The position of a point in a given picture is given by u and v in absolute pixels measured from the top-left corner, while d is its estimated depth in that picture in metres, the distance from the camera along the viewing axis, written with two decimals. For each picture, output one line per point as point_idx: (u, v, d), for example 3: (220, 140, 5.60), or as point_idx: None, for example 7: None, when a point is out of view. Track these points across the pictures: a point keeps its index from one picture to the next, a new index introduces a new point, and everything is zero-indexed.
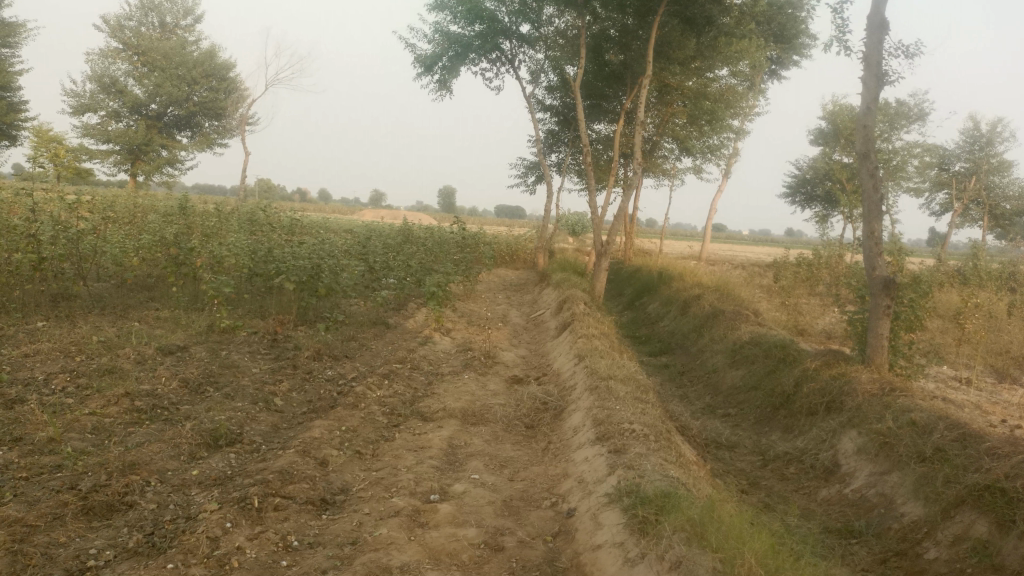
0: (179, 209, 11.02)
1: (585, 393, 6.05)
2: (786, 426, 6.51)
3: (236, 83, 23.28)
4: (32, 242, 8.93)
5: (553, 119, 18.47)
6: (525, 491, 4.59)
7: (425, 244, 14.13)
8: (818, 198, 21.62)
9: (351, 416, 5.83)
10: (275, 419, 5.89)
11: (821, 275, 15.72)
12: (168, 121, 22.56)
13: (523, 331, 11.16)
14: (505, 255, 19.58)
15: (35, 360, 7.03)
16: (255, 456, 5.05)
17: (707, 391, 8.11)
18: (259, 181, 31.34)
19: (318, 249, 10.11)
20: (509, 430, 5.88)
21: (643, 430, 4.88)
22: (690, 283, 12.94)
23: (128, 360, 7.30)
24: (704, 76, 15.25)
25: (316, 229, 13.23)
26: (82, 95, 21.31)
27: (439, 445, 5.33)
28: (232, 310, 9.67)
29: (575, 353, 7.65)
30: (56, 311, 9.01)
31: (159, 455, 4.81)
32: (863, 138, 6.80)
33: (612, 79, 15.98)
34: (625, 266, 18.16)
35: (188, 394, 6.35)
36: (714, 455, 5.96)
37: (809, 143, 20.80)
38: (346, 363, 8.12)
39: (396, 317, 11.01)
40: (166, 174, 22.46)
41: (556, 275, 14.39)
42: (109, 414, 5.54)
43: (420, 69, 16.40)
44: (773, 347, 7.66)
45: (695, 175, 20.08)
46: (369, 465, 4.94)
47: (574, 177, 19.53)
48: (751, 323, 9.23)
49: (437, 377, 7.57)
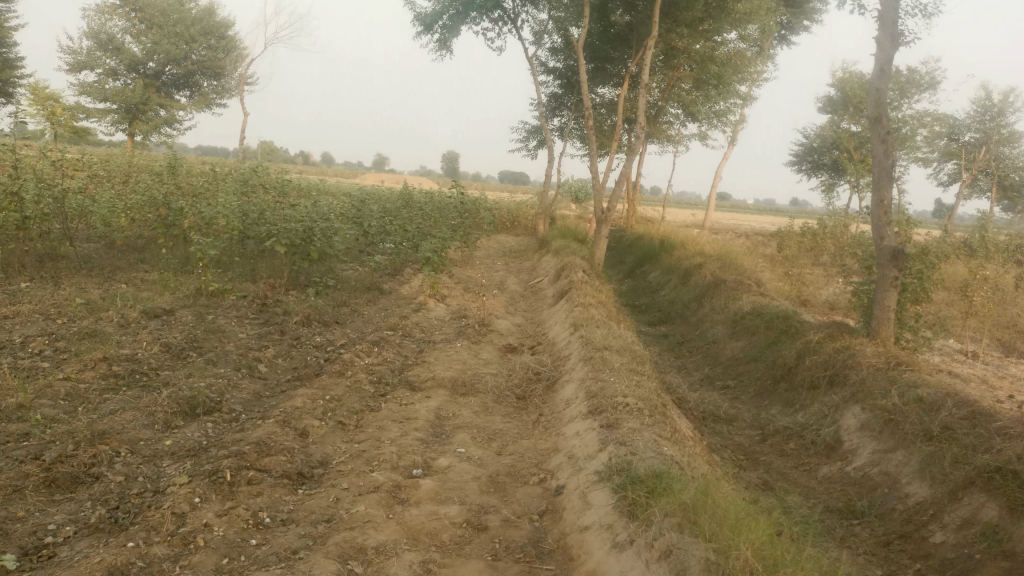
0: (170, 169, 10.74)
1: (579, 364, 5.84)
2: (787, 399, 6.31)
3: (235, 42, 22.78)
4: (16, 201, 8.67)
5: (556, 82, 18.06)
6: (512, 466, 4.39)
7: (423, 208, 13.84)
8: (825, 166, 21.19)
9: (336, 384, 5.62)
10: (257, 387, 5.71)
11: (826, 246, 15.41)
12: (166, 80, 22.11)
13: (520, 299, 10.95)
14: (506, 220, 19.30)
15: (15, 322, 6.83)
16: (234, 426, 4.86)
17: (706, 362, 7.91)
18: (260, 144, 30.90)
19: (311, 212, 9.85)
20: (500, 401, 5.68)
21: (637, 405, 4.67)
22: (692, 251, 12.66)
23: (111, 324, 7.09)
24: (712, 39, 14.71)
25: (312, 192, 12.96)
26: (78, 52, 20.86)
27: (425, 416, 5.13)
28: (222, 273, 9.43)
29: (571, 322, 7.44)
30: (42, 272, 8.79)
31: (132, 423, 4.62)
32: (875, 102, 6.48)
33: (616, 41, 15.54)
34: (627, 233, 17.84)
35: (169, 359, 6.16)
36: (711, 429, 5.77)
37: (817, 111, 20.34)
38: (336, 329, 7.91)
39: (391, 282, 10.76)
40: (164, 134, 22.02)
41: (556, 242, 14.11)
42: (84, 380, 5.35)
43: (419, 28, 16.01)
44: (775, 319, 7.43)
45: (700, 141, 19.70)
46: (351, 437, 4.74)
47: (576, 142, 19.16)
48: (754, 293, 8.99)
49: (429, 345, 7.37)
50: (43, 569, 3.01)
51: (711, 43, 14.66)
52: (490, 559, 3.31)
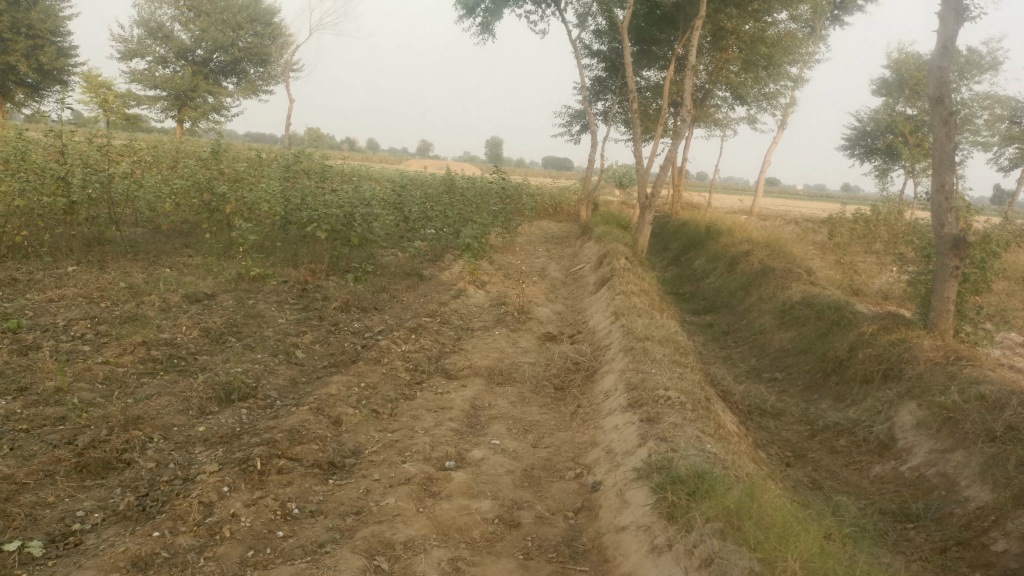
0: (213, 154, 10.78)
1: (620, 355, 5.66)
2: (837, 394, 6.05)
3: (281, 29, 22.84)
4: (63, 185, 8.77)
5: (600, 66, 17.76)
6: (548, 460, 4.25)
7: (465, 194, 13.72)
8: (878, 151, 20.44)
9: (371, 371, 5.55)
10: (293, 373, 5.66)
11: (878, 233, 14.88)
12: (213, 68, 22.33)
13: (561, 286, 10.78)
14: (549, 206, 19.09)
15: (60, 305, 6.90)
16: (268, 413, 4.81)
17: (753, 353, 7.66)
18: (307, 130, 31.21)
19: (352, 197, 9.77)
20: (538, 391, 5.54)
21: (679, 398, 4.48)
22: (740, 238, 12.32)
23: (152, 308, 7.13)
24: (763, 19, 14.22)
25: (353, 177, 12.93)
26: (130, 40, 21.22)
27: (461, 406, 5.01)
28: (263, 258, 9.45)
29: (612, 310, 7.26)
30: (88, 256, 8.91)
31: (166, 409, 4.61)
32: (937, 81, 6.13)
33: (662, 22, 15.15)
34: (672, 220, 17.48)
35: (208, 343, 6.15)
36: (758, 424, 5.56)
37: (871, 93, 19.64)
38: (375, 315, 7.86)
39: (431, 268, 10.68)
40: (212, 121, 22.28)
41: (599, 228, 13.88)
42: (122, 364, 5.36)
43: (462, 11, 15.88)
44: (826, 309, 7.14)
45: (749, 125, 19.20)
46: (385, 426, 4.65)
47: (621, 127, 18.83)
48: (804, 282, 8.68)
49: (467, 332, 7.26)
50: (69, 557, 2.97)
51: (761, 23, 14.31)
52: (521, 558, 3.18)
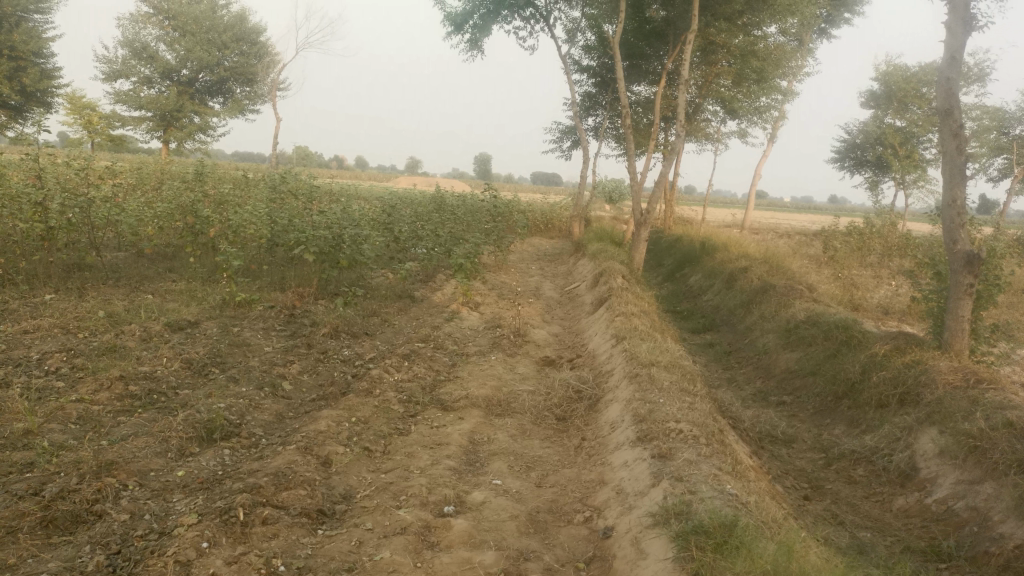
0: (198, 176, 10.49)
1: (624, 383, 5.39)
2: (850, 419, 5.80)
3: (267, 47, 22.65)
4: (40, 211, 8.45)
5: (590, 81, 17.62)
6: (553, 501, 3.96)
7: (455, 212, 13.47)
8: (868, 163, 20.16)
9: (362, 404, 5.25)
10: (280, 408, 5.36)
11: (873, 245, 14.72)
12: (199, 87, 22.06)
13: (556, 306, 10.53)
14: (540, 223, 18.87)
15: (34, 337, 6.58)
16: (253, 453, 4.51)
17: (758, 374, 7.41)
18: (295, 150, 31.00)
19: (341, 217, 9.48)
20: (539, 422, 5.26)
21: (692, 431, 4.22)
22: (736, 253, 12.10)
23: (132, 338, 6.82)
24: (753, 32, 14.04)
25: (342, 197, 12.66)
26: (114, 61, 20.93)
27: (459, 441, 4.73)
28: (249, 281, 9.15)
29: (612, 333, 7.00)
30: (67, 283, 8.58)
31: (144, 451, 4.30)
32: (945, 93, 5.92)
33: (652, 37, 15.00)
34: (665, 235, 17.29)
35: (190, 376, 5.84)
36: (770, 453, 5.31)
37: (860, 106, 19.51)
38: (365, 341, 7.57)
39: (423, 289, 10.41)
40: (198, 141, 21.98)
41: (592, 245, 13.66)
42: (98, 402, 5.05)
43: (450, 28, 15.73)
44: (834, 328, 6.90)
45: (740, 139, 19.08)
46: (378, 466, 4.35)
47: (612, 142, 18.67)
48: (807, 300, 8.45)
49: (462, 358, 6.97)
50: None
51: (750, 38, 14.16)
52: None
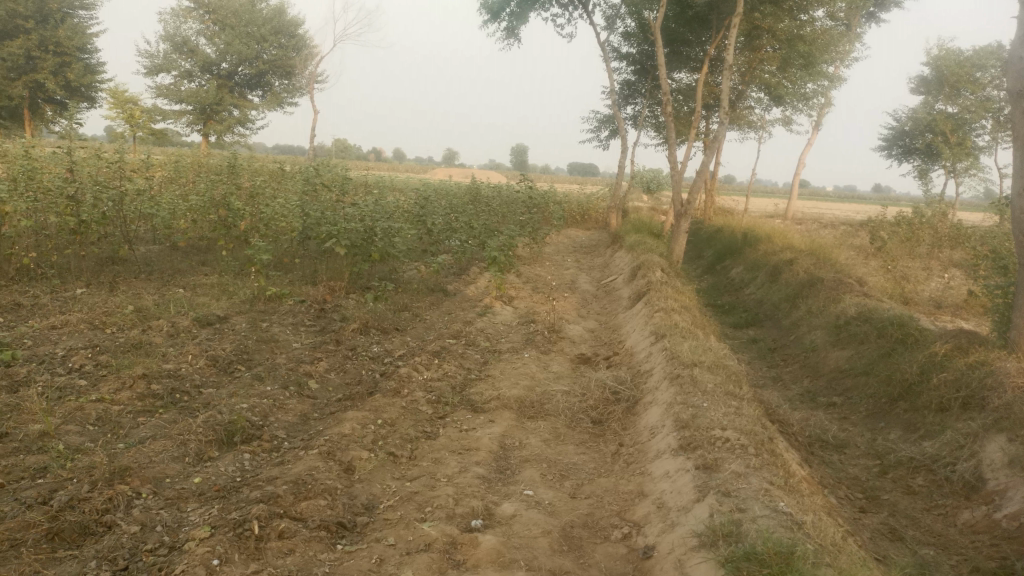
0: (231, 169, 10.37)
1: (665, 385, 5.09)
2: (907, 422, 5.42)
3: (306, 40, 22.58)
4: (72, 204, 8.37)
5: (629, 69, 17.21)
6: (588, 515, 3.69)
7: (490, 203, 13.21)
8: (917, 151, 19.31)
9: (389, 405, 5.02)
10: (305, 408, 5.17)
11: (923, 236, 14.11)
12: (238, 81, 22.09)
13: (593, 300, 10.23)
14: (576, 214, 18.55)
15: (62, 333, 6.48)
16: (274, 458, 4.32)
17: (806, 373, 7.03)
18: (333, 143, 31.02)
19: (373, 209, 9.25)
20: (573, 425, 4.98)
21: (740, 440, 3.92)
22: (780, 245, 11.62)
23: (159, 334, 6.69)
24: (798, 17, 13.50)
25: (377, 189, 12.47)
26: (156, 55, 21.05)
27: (488, 447, 4.47)
28: (279, 276, 9.01)
29: (652, 329, 6.69)
30: (99, 277, 8.49)
31: (160, 456, 4.13)
32: (1016, 73, 5.47)
33: (694, 22, 14.52)
34: (705, 226, 16.83)
35: (215, 374, 5.69)
36: (821, 460, 4.97)
37: (909, 91, 18.78)
38: (395, 337, 7.36)
39: (456, 283, 10.19)
40: (237, 134, 22.02)
41: (630, 237, 13.28)
42: (119, 402, 4.91)
43: (486, 16, 15.45)
44: (889, 325, 6.49)
45: (784, 127, 18.50)
46: (403, 473, 4.12)
47: (651, 131, 18.24)
48: (857, 294, 8.01)
49: (494, 355, 6.71)
50: None
51: (796, 21, 13.61)
52: None
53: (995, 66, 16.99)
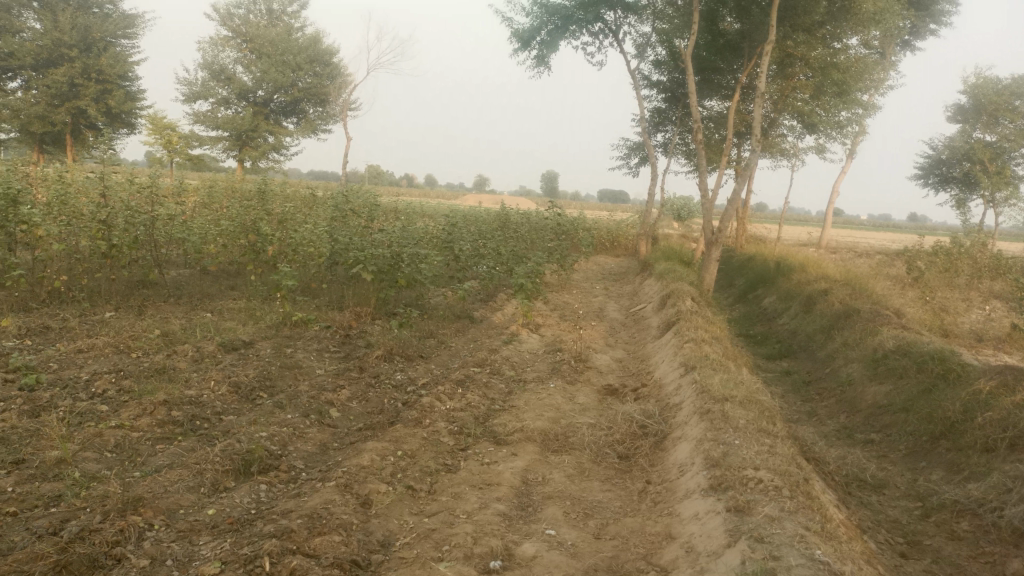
0: (261, 194, 10.43)
1: (695, 420, 4.91)
2: (950, 463, 5.16)
3: (340, 68, 22.86)
4: (104, 229, 8.43)
5: (660, 96, 17.14)
6: (613, 557, 3.52)
7: (519, 230, 13.14)
8: (954, 180, 18.89)
9: (410, 436, 4.90)
10: (325, 437, 5.07)
11: (962, 266, 13.74)
12: (274, 108, 22.40)
13: (621, 328, 10.07)
14: (605, 241, 18.42)
15: (88, 357, 6.48)
16: (291, 490, 4.22)
17: (842, 409, 6.79)
18: (365, 169, 31.34)
19: (401, 235, 9.21)
20: (599, 460, 4.82)
21: (773, 481, 3.74)
22: (814, 274, 11.36)
23: (184, 359, 6.67)
24: (832, 44, 13.37)
25: (405, 214, 12.48)
26: (194, 83, 21.44)
27: (510, 482, 4.33)
28: (305, 301, 8.98)
29: (682, 360, 6.51)
30: (128, 301, 8.53)
31: (175, 486, 4.06)
32: None
33: (726, 50, 14.42)
34: (737, 255, 16.58)
35: (237, 401, 5.62)
36: (858, 501, 4.74)
37: (946, 119, 18.46)
38: (420, 365, 7.26)
39: (482, 310, 10.10)
40: (272, 160, 22.28)
41: (659, 264, 13.11)
42: (139, 428, 4.86)
43: (517, 44, 15.52)
44: (929, 360, 6.25)
45: (818, 154, 18.24)
46: (421, 508, 4.00)
47: (682, 158, 18.10)
48: (895, 327, 7.76)
49: (519, 385, 6.58)
50: None
51: (830, 49, 13.46)
52: None
53: None
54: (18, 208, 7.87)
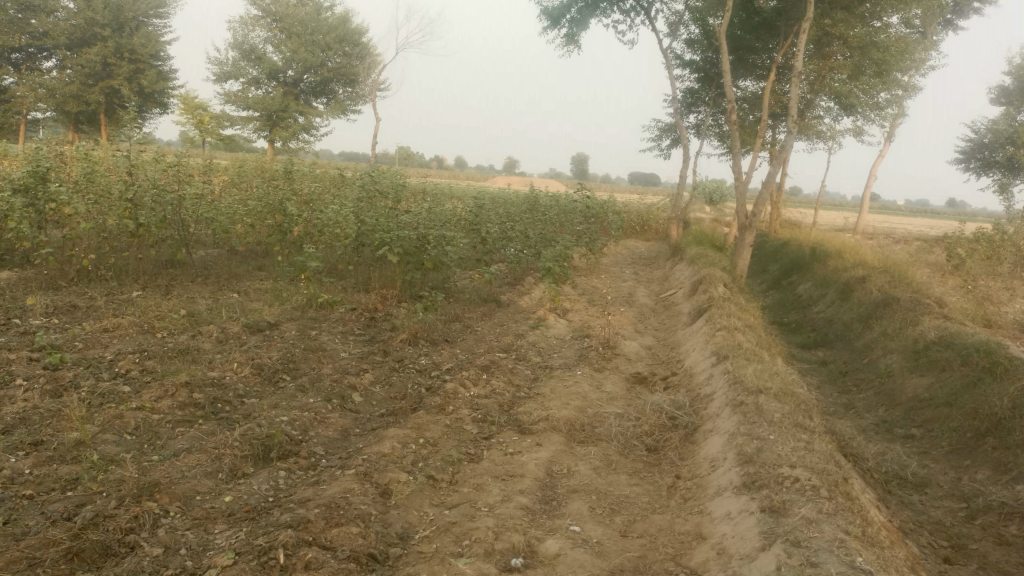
0: (287, 174, 10.34)
1: (727, 412, 4.73)
2: (996, 462, 4.93)
3: (369, 48, 22.61)
4: (130, 208, 8.38)
5: (693, 76, 16.76)
6: (640, 557, 3.38)
7: (548, 213, 12.95)
8: (997, 164, 18.29)
9: (432, 423, 4.79)
10: (346, 423, 4.98)
11: (1005, 253, 13.29)
12: (304, 88, 22.34)
13: (650, 314, 9.87)
14: (636, 224, 18.16)
15: (113, 337, 6.45)
16: (310, 477, 4.13)
17: (880, 401, 6.55)
18: (396, 150, 31.32)
19: (427, 217, 9.07)
20: (627, 453, 4.66)
21: (811, 480, 3.57)
22: (851, 261, 11.04)
23: (208, 340, 6.61)
24: (872, 23, 12.91)
25: (433, 196, 12.36)
26: (225, 63, 21.50)
27: (535, 473, 4.20)
28: (331, 282, 8.90)
29: (714, 349, 6.31)
30: (156, 280, 8.49)
31: (193, 471, 3.98)
32: None
33: (762, 29, 14.01)
34: (771, 240, 16.24)
35: (259, 384, 5.55)
36: (899, 500, 4.54)
37: (989, 102, 17.85)
38: (445, 349, 7.15)
39: (510, 293, 9.95)
40: (302, 141, 22.27)
41: (690, 249, 12.85)
42: (159, 410, 4.80)
43: (546, 23, 15.24)
44: (974, 353, 5.98)
45: (855, 137, 17.75)
46: (442, 499, 3.88)
47: (715, 140, 17.73)
48: (936, 316, 7.48)
49: (546, 372, 6.44)
50: None
51: (871, 28, 13.01)
52: None
53: None
54: (47, 186, 7.86)
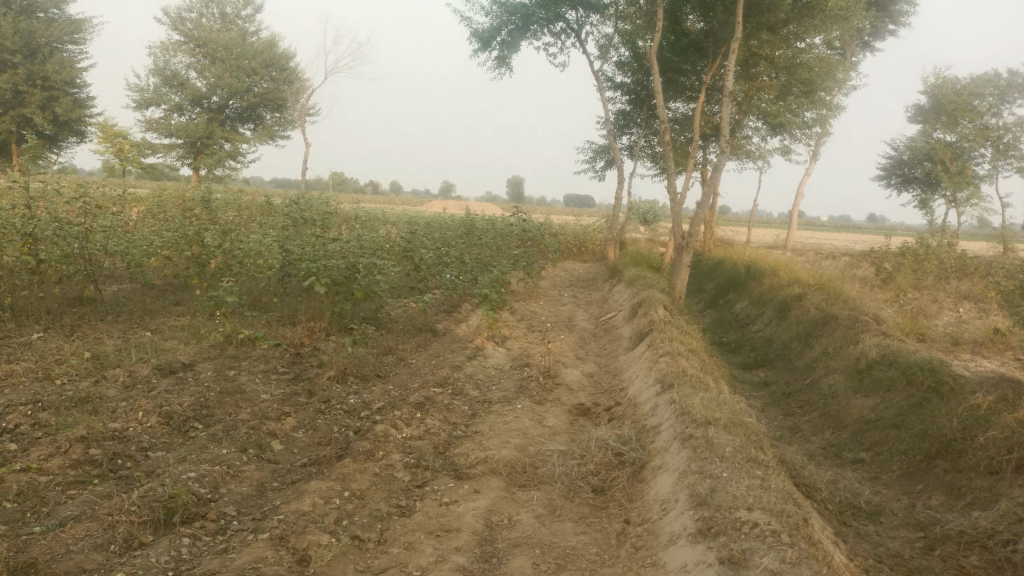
0: (206, 202, 9.77)
1: (676, 447, 4.45)
2: (949, 486, 4.77)
3: (296, 73, 22.02)
4: (30, 243, 7.72)
5: (624, 98, 16.78)
6: None
7: (484, 236, 12.63)
8: (916, 180, 18.81)
9: (359, 473, 4.35)
10: (263, 477, 4.51)
11: (930, 267, 13.56)
12: (230, 114, 21.59)
13: (591, 339, 9.62)
14: (573, 246, 18.02)
15: (4, 385, 5.81)
16: (219, 544, 3.67)
17: (827, 424, 6.40)
18: (328, 176, 30.66)
19: (355, 244, 8.63)
20: (572, 496, 4.33)
21: (770, 525, 3.30)
22: (786, 278, 11.03)
23: (114, 386, 6.03)
24: (796, 44, 13.10)
25: (364, 222, 11.91)
26: (145, 89, 20.62)
27: (472, 527, 3.83)
28: (255, 316, 8.38)
29: (658, 376, 6.05)
30: (61, 319, 7.81)
31: (81, 543, 3.47)
32: None
33: (690, 50, 14.09)
34: (706, 259, 16.29)
35: (167, 435, 5.02)
36: (856, 533, 4.32)
37: (907, 120, 18.38)
38: (376, 385, 6.72)
39: (446, 321, 9.56)
40: (228, 168, 21.49)
41: (628, 271, 12.71)
42: (48, 471, 4.25)
43: (477, 45, 15.06)
44: (918, 372, 5.87)
45: (783, 156, 18.05)
46: (368, 564, 3.47)
47: (648, 161, 17.78)
48: (876, 333, 7.41)
49: (485, 406, 6.08)
50: None
51: (795, 49, 13.20)
52: None
53: (993, 94, 16.64)
54: None
